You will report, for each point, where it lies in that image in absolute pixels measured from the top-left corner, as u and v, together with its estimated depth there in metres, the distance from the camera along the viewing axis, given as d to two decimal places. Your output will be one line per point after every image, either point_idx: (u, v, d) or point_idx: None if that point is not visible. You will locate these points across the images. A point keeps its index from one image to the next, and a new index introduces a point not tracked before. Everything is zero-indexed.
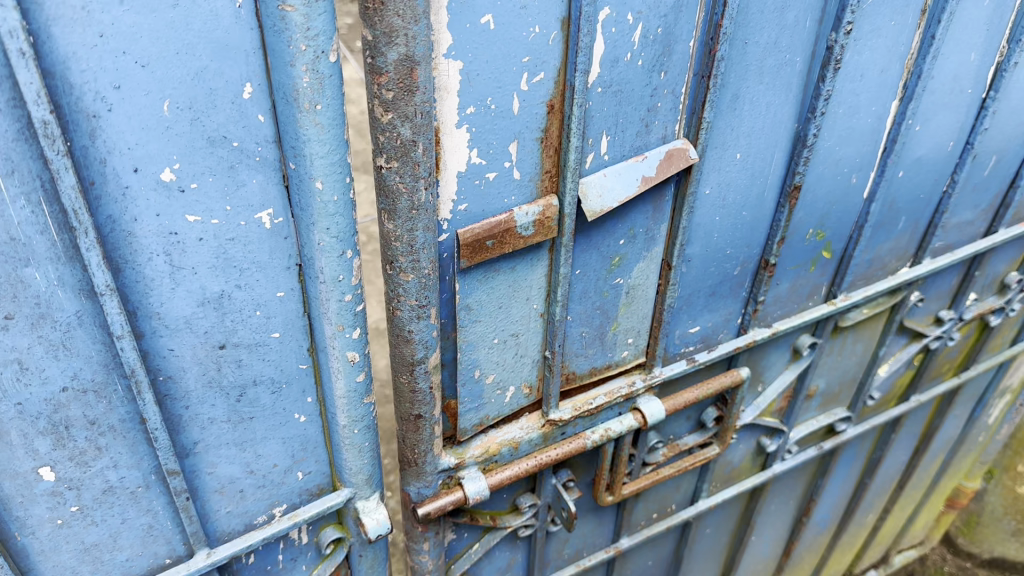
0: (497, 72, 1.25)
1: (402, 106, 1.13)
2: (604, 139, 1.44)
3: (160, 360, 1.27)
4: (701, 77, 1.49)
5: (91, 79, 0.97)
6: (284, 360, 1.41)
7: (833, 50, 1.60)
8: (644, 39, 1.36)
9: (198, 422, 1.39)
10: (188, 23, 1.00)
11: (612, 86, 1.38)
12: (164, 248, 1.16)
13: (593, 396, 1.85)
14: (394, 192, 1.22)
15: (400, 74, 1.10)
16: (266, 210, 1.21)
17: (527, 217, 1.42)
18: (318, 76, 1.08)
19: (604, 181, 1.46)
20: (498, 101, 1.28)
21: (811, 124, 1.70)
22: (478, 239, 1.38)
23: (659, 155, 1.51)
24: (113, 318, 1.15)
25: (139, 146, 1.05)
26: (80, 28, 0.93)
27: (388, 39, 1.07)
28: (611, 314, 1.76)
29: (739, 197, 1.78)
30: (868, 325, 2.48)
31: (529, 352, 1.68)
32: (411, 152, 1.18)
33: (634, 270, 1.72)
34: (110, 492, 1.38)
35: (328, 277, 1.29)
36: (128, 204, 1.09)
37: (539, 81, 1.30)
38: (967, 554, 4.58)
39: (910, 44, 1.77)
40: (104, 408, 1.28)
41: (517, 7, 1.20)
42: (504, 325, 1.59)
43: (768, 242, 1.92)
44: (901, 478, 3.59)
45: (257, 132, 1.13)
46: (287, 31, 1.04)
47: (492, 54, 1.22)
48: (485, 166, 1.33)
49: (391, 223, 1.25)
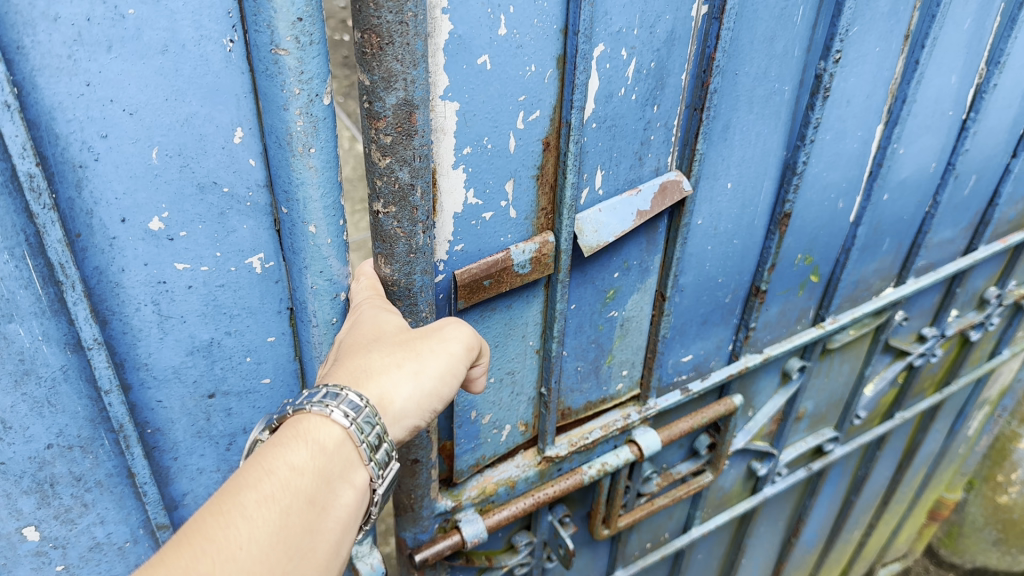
0: (494, 112, 1.23)
1: (400, 150, 1.09)
2: (599, 174, 1.43)
3: (148, 412, 1.24)
4: (693, 109, 1.49)
5: (77, 129, 0.94)
6: (274, 406, 1.38)
7: (822, 78, 1.62)
8: (638, 74, 1.36)
9: (187, 473, 1.36)
10: (177, 69, 0.97)
11: (606, 121, 1.37)
12: (153, 298, 1.12)
13: (589, 430, 1.82)
14: (392, 237, 1.17)
15: (398, 118, 1.07)
16: (257, 254, 1.18)
17: (523, 255, 1.41)
18: (311, 119, 1.04)
19: (599, 216, 1.45)
20: (494, 140, 1.26)
21: (801, 152, 1.71)
22: (475, 279, 1.35)
23: (653, 188, 1.51)
24: (101, 372, 1.12)
25: (127, 195, 1.02)
26: (65, 77, 0.90)
27: (387, 84, 1.04)
28: (606, 347, 1.74)
29: (731, 225, 1.78)
30: (854, 346, 2.49)
31: (524, 390, 1.66)
32: (409, 197, 1.14)
33: (628, 302, 1.70)
34: (97, 548, 1.33)
35: (321, 321, 1.26)
36: (115, 253, 1.05)
37: (535, 118, 1.29)
38: (949, 565, 4.69)
39: (894, 69, 1.79)
40: (90, 463, 1.23)
41: (512, 47, 1.19)
42: (500, 363, 1.56)
43: (759, 268, 1.93)
44: (885, 493, 3.60)
45: (248, 177, 1.10)
46: (280, 75, 1.00)
47: (489, 94, 1.21)
48: (482, 206, 1.32)
49: (388, 267, 1.21)
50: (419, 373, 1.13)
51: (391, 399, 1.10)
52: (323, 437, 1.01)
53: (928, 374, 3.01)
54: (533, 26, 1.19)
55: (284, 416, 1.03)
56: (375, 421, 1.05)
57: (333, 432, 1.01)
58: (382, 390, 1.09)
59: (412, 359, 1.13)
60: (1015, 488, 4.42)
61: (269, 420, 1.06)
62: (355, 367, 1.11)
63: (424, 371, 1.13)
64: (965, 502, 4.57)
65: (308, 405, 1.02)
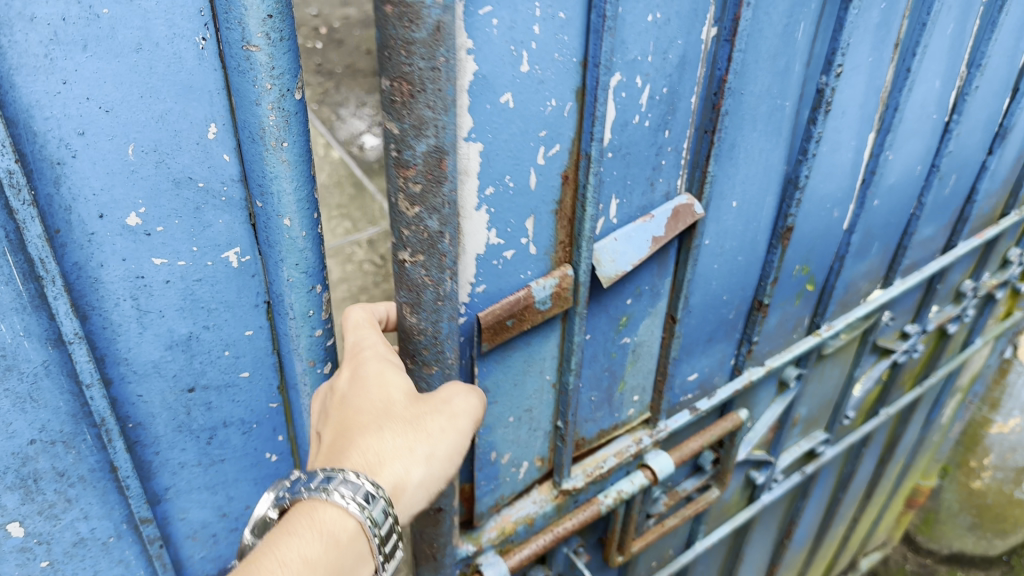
0: (515, 148, 1.28)
1: (430, 198, 1.08)
2: (614, 203, 1.49)
3: (129, 407, 1.26)
4: (703, 132, 1.55)
5: (55, 126, 0.97)
6: (254, 400, 1.41)
7: (824, 93, 1.70)
8: (651, 100, 1.41)
9: (169, 468, 1.38)
10: (151, 66, 1.00)
11: (621, 149, 1.42)
12: (131, 293, 1.15)
13: (603, 458, 1.88)
14: (418, 286, 1.16)
15: (428, 164, 1.05)
16: (233, 249, 1.21)
17: (544, 290, 1.45)
18: (283, 114, 1.08)
19: (615, 245, 1.51)
20: (516, 178, 1.31)
21: (802, 167, 1.79)
22: (499, 320, 1.40)
23: (666, 213, 1.57)
24: (82, 366, 1.15)
25: (104, 191, 1.04)
26: (43, 76, 0.93)
27: (417, 131, 1.02)
28: (618, 374, 1.80)
29: (736, 241, 1.84)
30: (844, 351, 2.56)
31: (541, 425, 1.69)
32: (437, 244, 1.13)
33: (640, 328, 1.75)
34: (81, 543, 1.35)
35: (298, 314, 1.29)
36: (94, 249, 1.08)
37: (555, 152, 1.33)
38: (927, 552, 4.68)
39: (886, 78, 1.87)
40: (73, 458, 1.25)
41: (535, 83, 1.23)
42: (518, 402, 1.60)
43: (761, 283, 2.00)
44: (869, 487, 3.67)
45: (223, 172, 1.13)
46: (252, 70, 1.03)
47: (511, 131, 1.25)
48: (503, 245, 1.37)
49: (414, 316, 1.20)
50: (430, 457, 1.18)
51: (404, 483, 1.15)
52: (336, 529, 1.05)
53: (910, 368, 3.08)
54: (554, 61, 1.23)
55: (297, 499, 1.07)
56: (387, 511, 1.10)
57: (346, 526, 1.06)
58: (396, 477, 1.14)
59: (423, 442, 1.17)
60: (987, 472, 4.59)
61: (278, 498, 1.09)
62: (367, 450, 1.14)
63: (434, 456, 1.18)
64: (941, 489, 4.66)
65: (325, 495, 1.06)
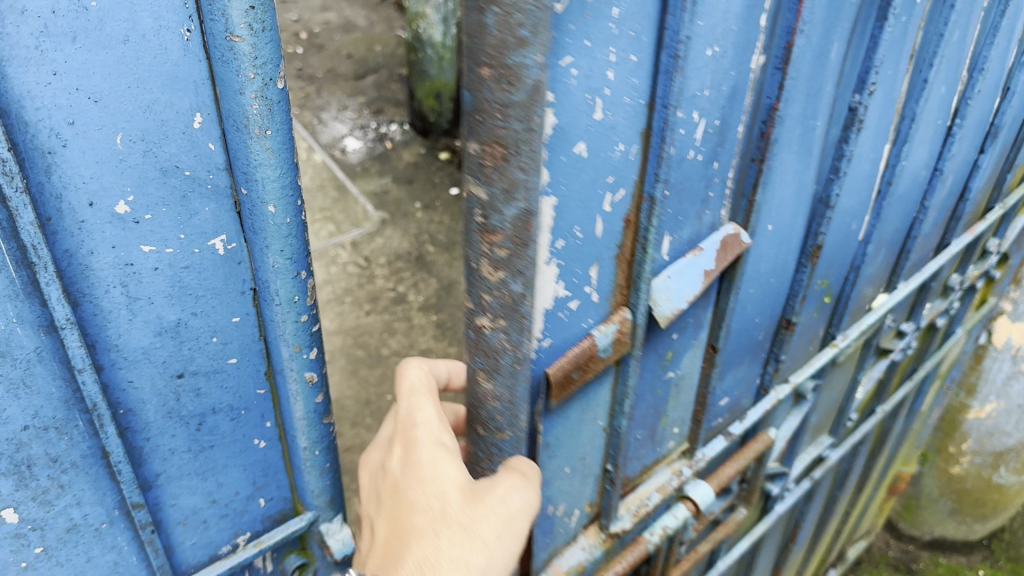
0: (586, 197, 1.37)
1: (516, 262, 1.22)
2: (667, 240, 1.60)
3: (120, 393, 1.29)
4: (752, 161, 1.71)
5: (45, 116, 1.00)
6: (242, 386, 1.45)
7: (857, 111, 1.87)
8: (705, 134, 1.52)
9: (160, 454, 1.41)
10: (138, 57, 1.04)
11: (676, 186, 1.53)
12: (121, 280, 1.19)
13: (646, 494, 2.04)
14: (498, 351, 1.31)
15: (516, 228, 1.19)
16: (220, 236, 1.25)
17: (605, 337, 1.56)
18: (266, 102, 1.14)
19: (669, 282, 1.63)
20: (584, 228, 1.40)
21: (834, 185, 1.96)
22: (566, 374, 1.50)
23: (714, 245, 1.70)
24: (74, 352, 1.18)
25: (93, 179, 1.08)
26: (34, 67, 0.97)
27: (507, 196, 1.15)
28: (662, 410, 1.96)
29: (769, 261, 1.97)
30: (850, 359, 2.67)
31: (592, 469, 1.83)
32: (519, 306, 1.27)
33: (683, 361, 1.91)
34: (74, 529, 1.38)
35: (284, 299, 1.35)
36: (84, 237, 1.12)
37: (620, 197, 1.44)
38: (909, 538, 4.87)
39: (901, 91, 2.01)
40: (65, 444, 1.28)
41: (606, 129, 1.33)
42: (573, 451, 1.72)
43: (790, 301, 2.16)
44: (860, 480, 3.75)
45: (209, 160, 1.17)
46: (235, 60, 1.09)
47: (582, 181, 1.34)
48: (569, 297, 1.46)
49: (491, 382, 1.35)
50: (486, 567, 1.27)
51: None
52: None
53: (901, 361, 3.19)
54: (623, 106, 1.33)
55: None
56: None
57: None
58: None
59: (482, 551, 1.27)
60: (966, 458, 4.41)
61: None
62: (423, 559, 1.25)
63: (489, 567, 1.27)
64: (921, 475, 4.63)
65: None
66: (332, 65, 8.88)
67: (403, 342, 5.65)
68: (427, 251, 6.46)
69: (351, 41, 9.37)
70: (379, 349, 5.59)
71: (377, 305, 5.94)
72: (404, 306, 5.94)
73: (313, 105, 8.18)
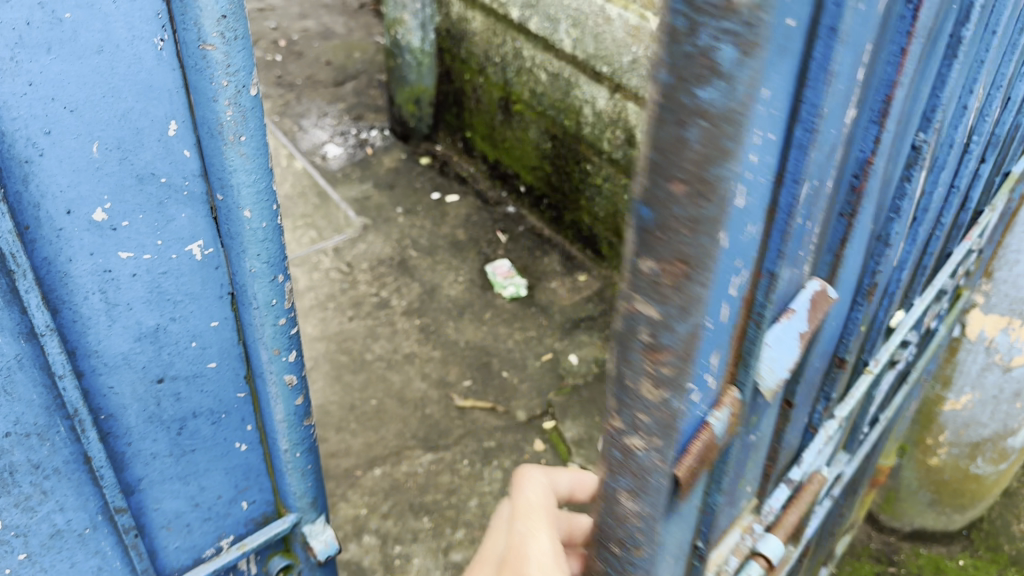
0: (721, 285, 1.12)
1: (679, 378, 1.09)
2: (765, 310, 1.32)
3: (102, 398, 1.62)
4: (842, 216, 1.59)
5: (23, 127, 1.27)
6: (222, 391, 1.82)
7: (920, 149, 1.86)
8: (815, 190, 1.28)
9: (142, 459, 1.77)
10: (114, 68, 1.32)
11: (789, 250, 1.29)
12: (100, 286, 1.49)
13: (722, 558, 1.86)
14: (649, 467, 1.19)
15: (684, 347, 1.06)
16: (197, 242, 1.59)
17: (721, 422, 1.31)
18: (239, 107, 1.47)
19: (771, 354, 1.37)
20: (716, 319, 1.15)
21: (894, 224, 1.95)
22: (692, 472, 1.27)
23: (805, 304, 1.43)
24: (54, 358, 1.46)
25: (71, 187, 1.37)
26: (11, 79, 1.22)
27: (681, 313, 1.02)
28: (741, 471, 1.74)
29: (838, 306, 1.92)
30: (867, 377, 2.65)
31: (687, 552, 1.60)
32: (675, 420, 1.14)
33: (761, 419, 1.69)
34: (58, 535, 1.70)
35: (263, 303, 1.72)
36: (63, 243, 1.41)
37: (743, 277, 1.20)
38: (890, 529, 4.93)
39: (941, 121, 1.96)
40: (47, 451, 1.57)
41: (746, 206, 1.08)
42: (674, 545, 1.48)
43: (844, 341, 2.13)
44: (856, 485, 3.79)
45: (184, 166, 1.49)
46: (208, 68, 1.40)
47: (722, 271, 1.10)
48: (698, 392, 1.21)
49: (634, 497, 1.24)
50: None
51: None
52: None
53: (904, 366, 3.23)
54: (759, 175, 1.09)
55: None
56: None
57: None
58: None
59: None
60: (943, 450, 4.42)
61: None
62: None
63: None
64: (899, 468, 4.64)
65: None
66: (311, 73, 8.87)
67: (387, 347, 5.66)
68: (409, 256, 6.48)
69: (329, 48, 9.37)
70: (363, 354, 5.60)
71: (360, 310, 5.95)
72: (388, 311, 5.96)
73: (292, 112, 8.16)
